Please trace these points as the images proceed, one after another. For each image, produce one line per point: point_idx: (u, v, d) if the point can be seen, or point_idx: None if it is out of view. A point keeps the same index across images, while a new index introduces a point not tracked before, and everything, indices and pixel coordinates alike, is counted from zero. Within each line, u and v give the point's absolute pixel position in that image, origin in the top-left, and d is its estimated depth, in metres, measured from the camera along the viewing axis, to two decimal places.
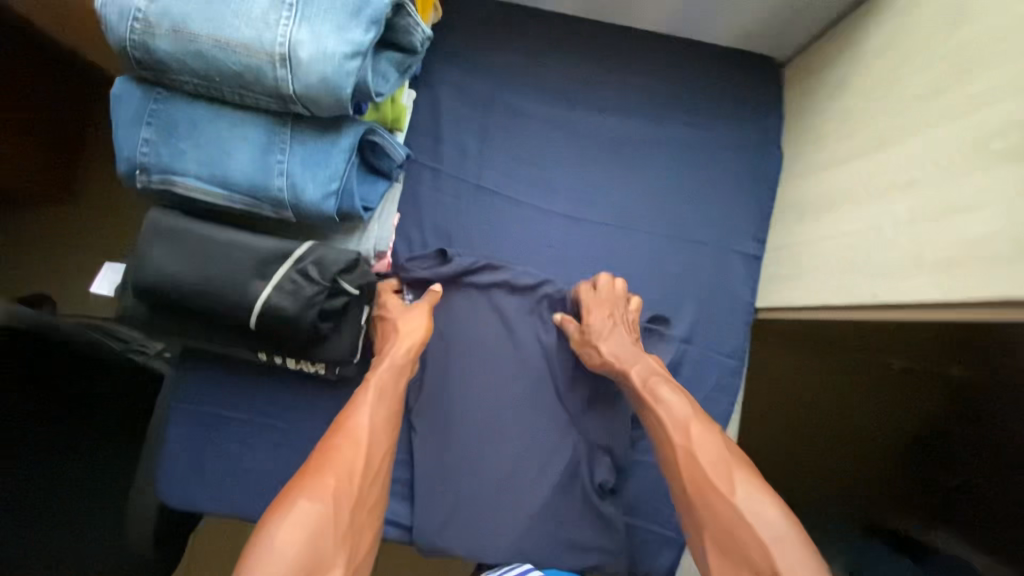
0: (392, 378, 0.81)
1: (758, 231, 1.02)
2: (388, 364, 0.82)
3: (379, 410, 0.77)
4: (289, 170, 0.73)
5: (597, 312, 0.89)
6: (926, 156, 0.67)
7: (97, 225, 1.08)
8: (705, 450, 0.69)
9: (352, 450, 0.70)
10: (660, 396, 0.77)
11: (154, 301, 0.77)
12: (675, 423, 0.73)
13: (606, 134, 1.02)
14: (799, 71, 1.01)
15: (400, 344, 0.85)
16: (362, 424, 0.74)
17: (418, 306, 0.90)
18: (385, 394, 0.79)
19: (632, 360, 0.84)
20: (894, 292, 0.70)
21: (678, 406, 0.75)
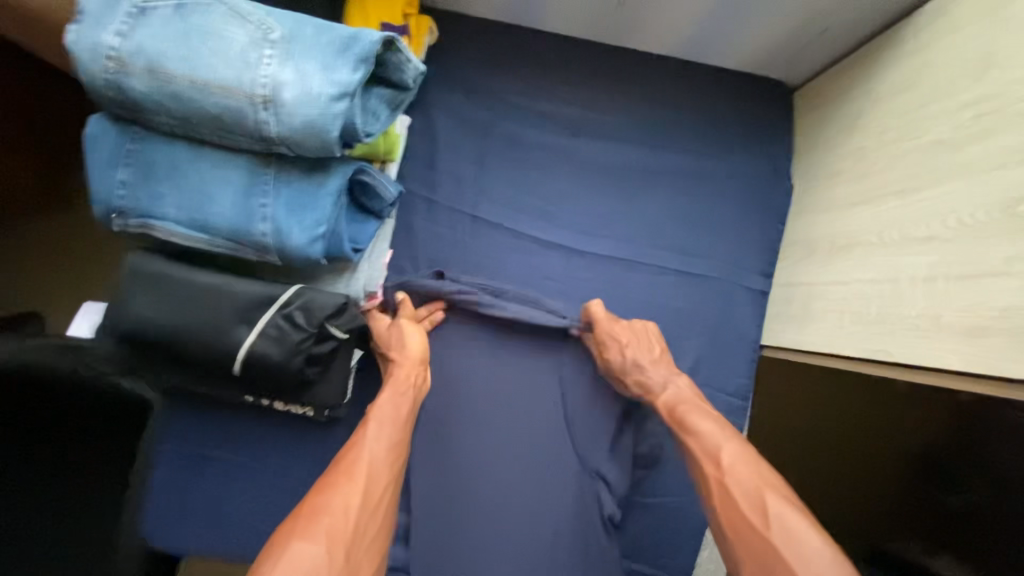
0: (394, 407, 0.75)
1: (765, 265, 0.97)
2: (390, 392, 0.77)
3: (379, 440, 0.71)
4: (273, 213, 0.70)
5: (613, 345, 0.86)
6: (958, 206, 0.62)
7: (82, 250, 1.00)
8: (740, 481, 0.64)
9: (346, 487, 0.64)
10: (692, 425, 0.73)
11: (133, 346, 0.74)
12: (707, 453, 0.69)
13: (607, 162, 0.98)
14: (812, 98, 0.96)
15: (401, 369, 0.80)
16: (359, 455, 0.68)
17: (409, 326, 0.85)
18: (385, 423, 0.73)
19: (662, 387, 0.82)
20: (916, 354, 0.65)
21: (711, 434, 0.70)
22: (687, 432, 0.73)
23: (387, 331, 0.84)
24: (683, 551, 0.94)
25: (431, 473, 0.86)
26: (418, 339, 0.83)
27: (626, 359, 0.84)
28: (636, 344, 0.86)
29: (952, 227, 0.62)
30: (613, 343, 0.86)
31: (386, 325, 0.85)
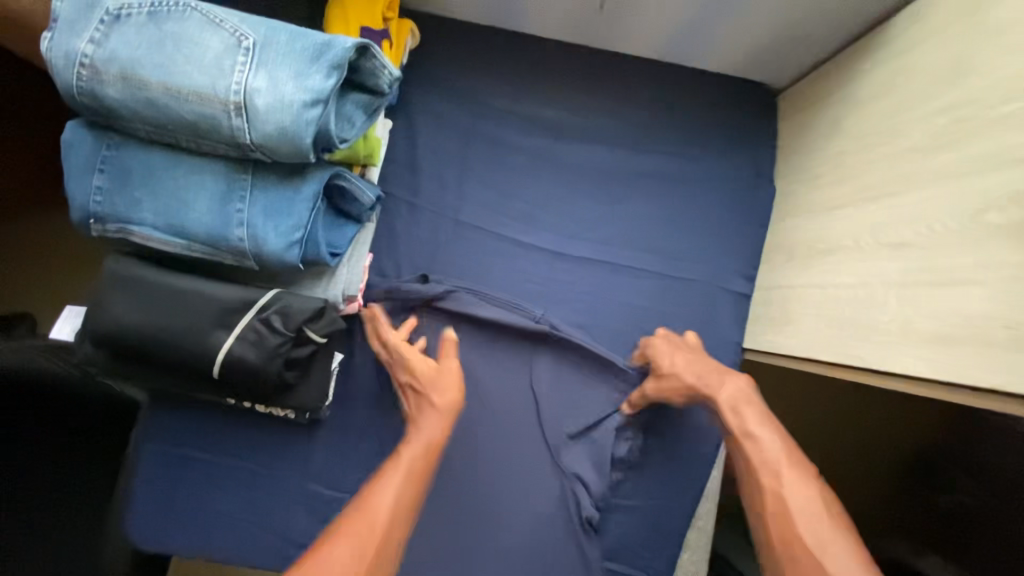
0: (424, 453, 0.73)
1: (747, 268, 0.97)
2: (419, 441, 0.74)
3: (409, 487, 0.68)
4: (249, 219, 0.70)
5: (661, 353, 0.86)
6: (929, 213, 0.62)
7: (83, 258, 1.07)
8: (799, 502, 0.63)
9: (366, 533, 0.61)
10: (753, 432, 0.72)
11: (113, 350, 0.75)
12: (765, 462, 0.68)
13: (590, 166, 0.98)
14: (795, 102, 0.95)
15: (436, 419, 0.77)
16: (385, 501, 0.65)
17: (450, 369, 0.82)
18: (413, 471, 0.70)
19: (717, 381, 0.80)
20: (885, 360, 0.65)
21: (770, 447, 0.69)
22: (746, 438, 0.72)
23: (429, 370, 0.81)
24: (664, 553, 0.95)
25: None
26: (451, 392, 0.80)
27: (677, 362, 0.84)
28: (683, 350, 0.86)
29: (923, 234, 0.62)
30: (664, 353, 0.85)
31: (425, 362, 0.81)
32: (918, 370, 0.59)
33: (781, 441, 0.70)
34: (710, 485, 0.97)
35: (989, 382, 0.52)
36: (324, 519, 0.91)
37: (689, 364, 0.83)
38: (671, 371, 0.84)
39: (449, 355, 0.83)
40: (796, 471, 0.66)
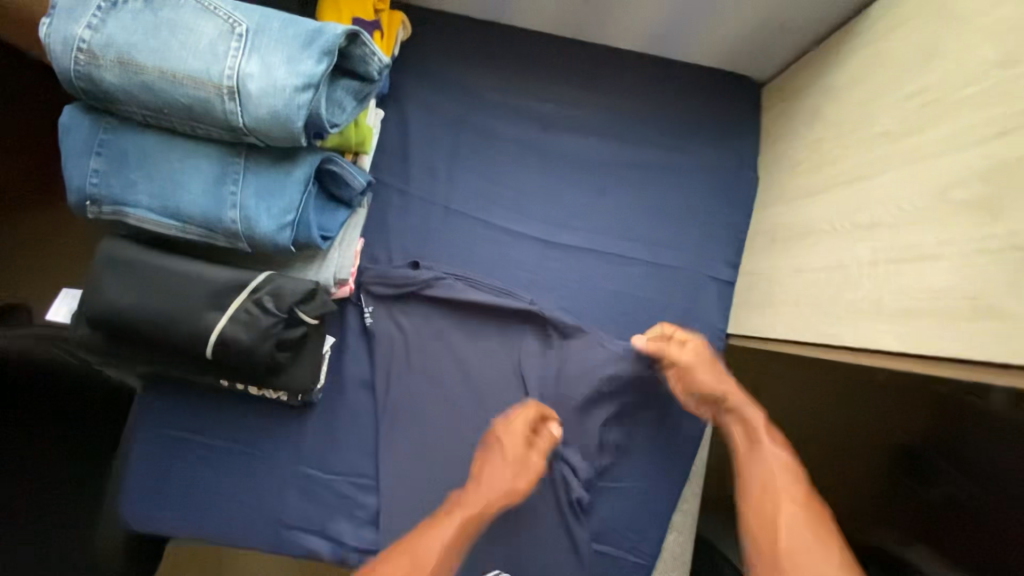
0: (471, 522, 0.82)
1: (731, 255, 1.00)
2: (479, 506, 0.83)
3: (447, 551, 0.78)
4: (242, 201, 0.72)
5: (699, 364, 0.88)
6: (898, 193, 0.64)
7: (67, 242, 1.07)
8: (805, 536, 0.66)
9: (406, 561, 0.76)
10: (766, 454, 0.74)
11: (108, 330, 0.76)
12: (782, 478, 0.72)
13: (577, 154, 1.00)
14: (776, 92, 0.98)
15: (502, 484, 0.85)
16: (429, 555, 0.77)
17: (537, 450, 0.89)
18: (459, 535, 0.80)
19: (745, 401, 0.82)
20: (858, 336, 0.67)
21: (788, 477, 0.71)
22: (762, 459, 0.74)
23: (519, 446, 0.88)
24: (652, 535, 0.96)
25: (406, 453, 0.92)
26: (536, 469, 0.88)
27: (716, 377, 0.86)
28: (715, 367, 0.88)
29: (893, 214, 0.64)
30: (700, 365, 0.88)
31: (523, 441, 0.88)
32: (888, 344, 0.62)
33: (795, 470, 0.72)
34: (696, 468, 0.99)
35: (952, 352, 0.54)
36: (316, 501, 0.92)
37: (719, 379, 0.86)
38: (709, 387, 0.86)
39: (541, 442, 0.89)
40: (801, 501, 0.69)
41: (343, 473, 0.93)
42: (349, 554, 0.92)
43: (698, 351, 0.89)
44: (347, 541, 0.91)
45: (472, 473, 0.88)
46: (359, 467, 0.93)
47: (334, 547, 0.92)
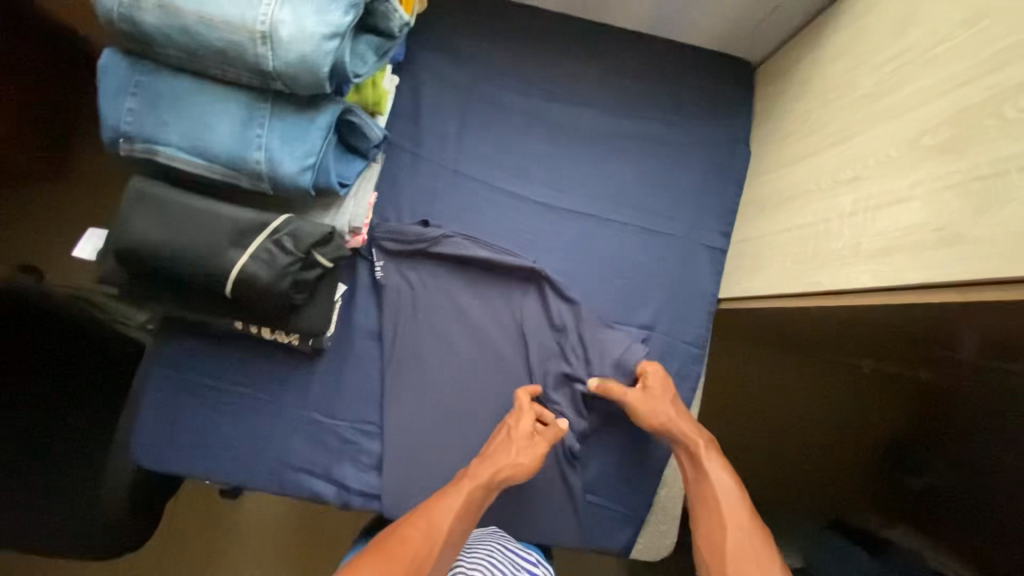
0: (481, 493, 0.82)
1: (724, 225, 1.05)
2: (485, 480, 0.83)
3: (459, 518, 0.77)
4: (267, 143, 0.77)
5: (658, 392, 0.93)
6: (877, 148, 0.70)
7: (86, 198, 1.20)
8: (752, 558, 0.73)
9: (420, 531, 0.74)
10: (714, 482, 0.83)
11: (132, 264, 0.80)
12: (728, 507, 0.80)
13: (581, 126, 1.06)
14: (769, 73, 1.04)
15: (506, 459, 0.86)
16: (443, 522, 0.76)
17: (541, 438, 0.90)
18: (469, 505, 0.80)
19: (690, 432, 0.90)
20: (839, 280, 0.72)
21: (736, 505, 0.79)
22: (711, 486, 0.83)
23: (525, 430, 0.90)
24: (643, 489, 1.00)
25: (411, 401, 0.97)
26: (540, 447, 0.89)
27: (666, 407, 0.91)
28: (670, 395, 0.93)
29: (873, 166, 0.70)
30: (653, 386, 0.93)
31: (529, 425, 0.90)
32: (863, 282, 0.68)
33: (740, 496, 0.81)
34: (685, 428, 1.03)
35: (919, 280, 0.60)
36: (321, 445, 0.96)
37: (672, 410, 0.91)
38: (663, 415, 0.91)
39: (547, 433, 0.91)
40: (746, 524, 0.77)
41: (349, 419, 0.97)
42: (353, 498, 0.95)
43: (653, 381, 0.94)
44: (351, 485, 0.95)
45: (482, 452, 0.90)
46: (364, 414, 0.97)
47: (338, 490, 0.96)
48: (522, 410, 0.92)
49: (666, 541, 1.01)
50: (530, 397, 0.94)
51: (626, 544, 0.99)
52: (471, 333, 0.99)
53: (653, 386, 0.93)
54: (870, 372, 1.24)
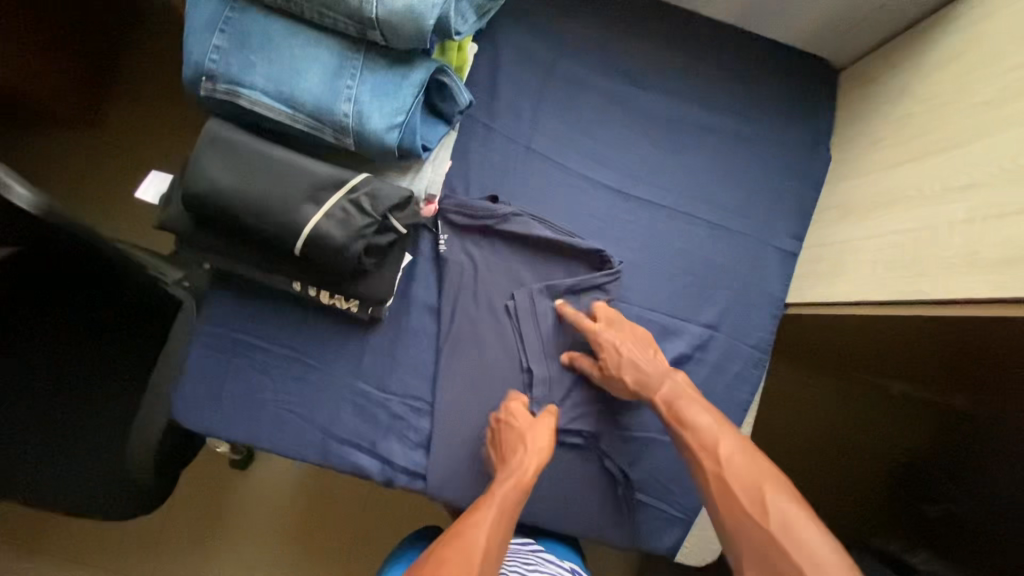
0: (512, 495, 0.78)
1: (796, 229, 1.02)
2: (513, 482, 0.80)
3: (493, 528, 0.71)
4: (357, 96, 0.73)
5: (615, 346, 0.88)
6: (1002, 156, 0.68)
7: (122, 157, 1.26)
8: (740, 481, 0.72)
9: (456, 547, 0.67)
10: (689, 426, 0.81)
11: (199, 212, 0.76)
12: (705, 445, 0.78)
13: (661, 114, 1.02)
14: (856, 78, 1.01)
15: (525, 458, 0.83)
16: (478, 536, 0.69)
17: (543, 420, 0.88)
18: (502, 512, 0.75)
19: (659, 380, 0.87)
20: (945, 290, 0.70)
21: (709, 432, 0.79)
22: (687, 429, 0.81)
23: (526, 418, 0.88)
24: (693, 492, 0.97)
25: (466, 381, 0.93)
26: (546, 436, 0.86)
27: (624, 358, 0.87)
28: (631, 346, 0.89)
29: (994, 174, 0.68)
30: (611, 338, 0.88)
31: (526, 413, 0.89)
32: (979, 293, 0.66)
33: (716, 427, 0.79)
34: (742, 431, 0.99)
35: None
36: (368, 418, 0.92)
37: (634, 363, 0.87)
38: (620, 373, 0.88)
39: (545, 416, 0.89)
40: (728, 453, 0.76)
41: (398, 394, 0.93)
42: (397, 476, 0.92)
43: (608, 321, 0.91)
44: (397, 462, 0.92)
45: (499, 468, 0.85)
46: (416, 390, 0.94)
47: (382, 466, 0.92)
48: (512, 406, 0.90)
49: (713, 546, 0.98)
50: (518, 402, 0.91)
51: (672, 547, 0.96)
52: (527, 317, 0.94)
53: (606, 353, 0.88)
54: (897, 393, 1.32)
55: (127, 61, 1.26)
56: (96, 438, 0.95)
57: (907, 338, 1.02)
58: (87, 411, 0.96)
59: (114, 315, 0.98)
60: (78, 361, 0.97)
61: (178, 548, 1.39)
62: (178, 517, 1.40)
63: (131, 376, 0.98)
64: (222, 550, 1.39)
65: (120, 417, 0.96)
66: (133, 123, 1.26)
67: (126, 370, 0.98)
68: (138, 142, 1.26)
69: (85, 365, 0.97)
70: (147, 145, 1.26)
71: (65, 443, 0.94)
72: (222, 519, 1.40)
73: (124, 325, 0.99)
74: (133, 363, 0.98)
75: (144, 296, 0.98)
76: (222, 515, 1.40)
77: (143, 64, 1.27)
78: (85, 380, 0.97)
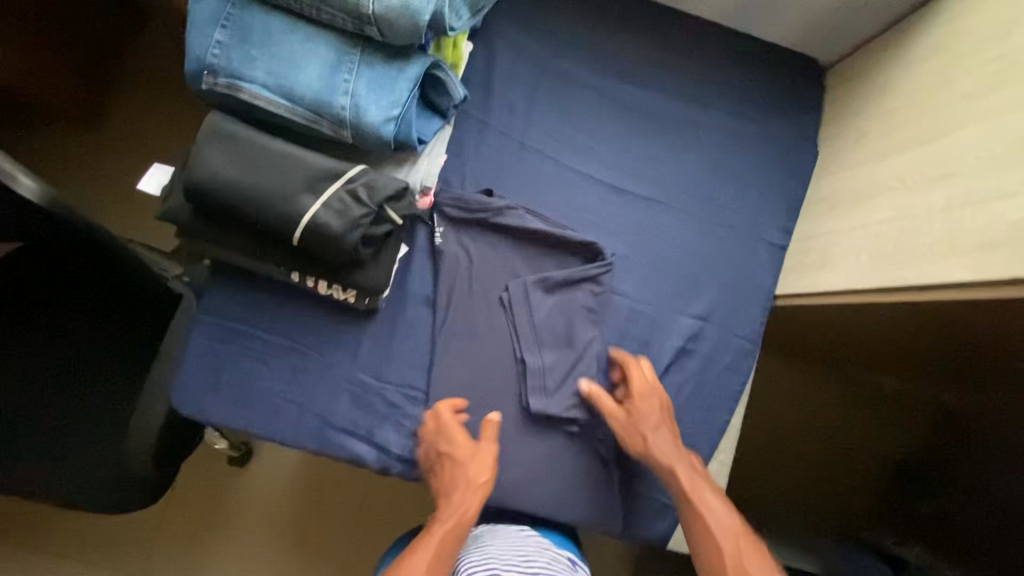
0: (454, 530, 0.80)
1: (785, 222, 1.04)
2: (452, 517, 0.81)
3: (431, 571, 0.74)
4: (354, 90, 0.75)
5: (643, 416, 0.90)
6: (977, 146, 0.70)
7: (124, 158, 1.30)
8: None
9: None
10: (706, 509, 0.82)
11: (200, 202, 0.78)
12: (725, 532, 0.79)
13: (652, 110, 1.05)
14: (843, 75, 1.04)
15: (466, 489, 0.85)
16: None
17: (484, 446, 0.89)
18: (438, 554, 0.76)
19: (677, 458, 0.88)
20: (925, 276, 0.72)
21: (726, 521, 0.80)
22: (704, 512, 0.81)
23: (466, 448, 0.88)
24: None
25: (462, 370, 0.95)
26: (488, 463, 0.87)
27: (652, 421, 0.89)
28: (655, 420, 0.90)
29: (971, 164, 0.70)
30: (641, 400, 0.90)
31: (465, 438, 0.89)
32: (957, 277, 0.68)
33: (733, 520, 0.80)
34: (732, 421, 1.01)
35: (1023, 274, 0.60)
36: (365, 407, 0.94)
37: (658, 431, 0.89)
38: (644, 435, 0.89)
39: (485, 436, 0.90)
40: (748, 550, 0.77)
41: (394, 383, 0.95)
42: (393, 464, 0.94)
43: (638, 385, 0.92)
44: (394, 450, 0.93)
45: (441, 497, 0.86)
46: (412, 380, 0.96)
47: (379, 454, 0.94)
48: (449, 429, 0.90)
49: None
50: (450, 408, 0.92)
51: (665, 534, 0.97)
52: (521, 308, 0.96)
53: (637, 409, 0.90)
54: (888, 390, 1.36)
55: (132, 66, 1.31)
56: (96, 428, 0.97)
57: (892, 328, 1.04)
58: (88, 402, 0.98)
59: (117, 308, 1.01)
60: (80, 350, 0.99)
61: (177, 543, 1.40)
62: (177, 510, 1.41)
63: (130, 368, 1.00)
64: (220, 544, 1.40)
65: (122, 408, 0.98)
66: (136, 124, 1.30)
67: (126, 362, 1.00)
68: (141, 143, 1.30)
69: (86, 355, 0.99)
70: (150, 146, 1.31)
71: (69, 432, 0.96)
72: (221, 514, 1.41)
73: (127, 320, 1.00)
74: (133, 356, 1.00)
75: (146, 293, 1.00)
76: (220, 510, 1.42)
77: (146, 68, 1.32)
78: (86, 370, 0.99)
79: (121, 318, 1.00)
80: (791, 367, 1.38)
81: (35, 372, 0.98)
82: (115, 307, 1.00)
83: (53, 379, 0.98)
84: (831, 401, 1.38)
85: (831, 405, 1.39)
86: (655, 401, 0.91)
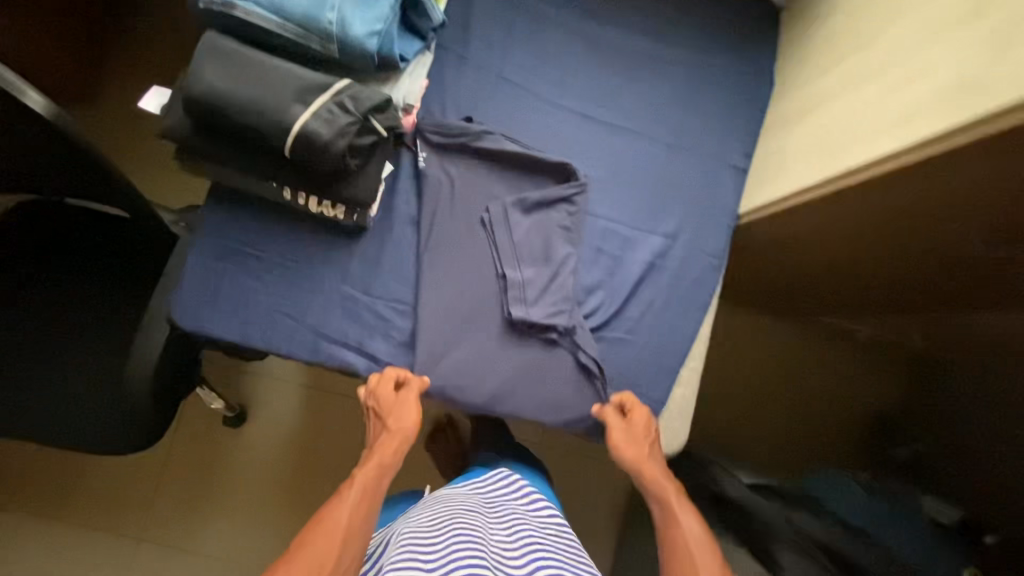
0: (374, 474, 0.91)
1: (746, 147, 1.12)
2: (375, 465, 0.92)
3: (356, 509, 0.83)
4: (341, 7, 0.83)
5: (639, 431, 0.98)
6: (904, 37, 0.78)
7: (120, 125, 1.47)
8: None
9: (324, 535, 0.77)
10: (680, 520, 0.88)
11: (197, 113, 0.84)
12: (696, 541, 0.84)
13: (620, 45, 1.13)
14: (795, 11, 1.12)
15: (390, 438, 0.97)
16: (340, 519, 0.80)
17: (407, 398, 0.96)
18: (366, 494, 0.86)
19: (662, 479, 0.96)
20: (860, 157, 0.79)
21: (696, 532, 0.86)
22: (680, 526, 0.87)
23: (390, 400, 0.97)
24: (658, 384, 1.04)
25: (447, 284, 1.01)
26: (410, 413, 0.96)
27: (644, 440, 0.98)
28: (651, 438, 0.99)
29: (899, 53, 0.78)
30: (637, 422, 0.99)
31: (391, 392, 0.97)
32: (886, 149, 0.74)
33: (705, 539, 0.85)
34: (702, 330, 1.07)
35: (938, 129, 0.67)
36: (355, 319, 1.00)
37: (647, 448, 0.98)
38: (635, 449, 0.97)
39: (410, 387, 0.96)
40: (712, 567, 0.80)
41: (382, 297, 1.01)
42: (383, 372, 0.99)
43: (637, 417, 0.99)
44: (383, 359, 0.99)
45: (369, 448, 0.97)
46: (399, 294, 1.01)
47: (368, 363, 0.99)
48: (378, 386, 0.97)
49: (678, 436, 1.07)
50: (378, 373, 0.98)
51: None
52: (501, 227, 1.03)
53: (633, 429, 0.98)
54: (862, 340, 1.51)
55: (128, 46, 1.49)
56: (101, 351, 1.03)
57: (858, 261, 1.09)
58: (94, 328, 1.05)
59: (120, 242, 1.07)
60: (87, 280, 1.06)
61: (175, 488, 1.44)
62: (175, 458, 1.45)
63: (135, 297, 1.06)
64: (220, 495, 1.44)
65: (124, 332, 1.05)
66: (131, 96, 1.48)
67: (130, 293, 1.07)
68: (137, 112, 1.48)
69: (93, 284, 1.06)
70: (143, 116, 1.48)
71: (78, 355, 1.03)
72: (218, 461, 1.46)
73: (130, 253, 1.07)
74: (136, 287, 1.07)
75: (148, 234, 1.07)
76: (217, 457, 1.46)
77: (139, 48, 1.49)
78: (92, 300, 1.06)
79: (119, 252, 1.07)
80: (754, 316, 1.53)
81: (41, 303, 1.05)
82: (118, 243, 1.07)
83: (63, 306, 1.05)
84: (798, 345, 1.53)
85: (799, 350, 1.53)
86: (644, 424, 0.99)
